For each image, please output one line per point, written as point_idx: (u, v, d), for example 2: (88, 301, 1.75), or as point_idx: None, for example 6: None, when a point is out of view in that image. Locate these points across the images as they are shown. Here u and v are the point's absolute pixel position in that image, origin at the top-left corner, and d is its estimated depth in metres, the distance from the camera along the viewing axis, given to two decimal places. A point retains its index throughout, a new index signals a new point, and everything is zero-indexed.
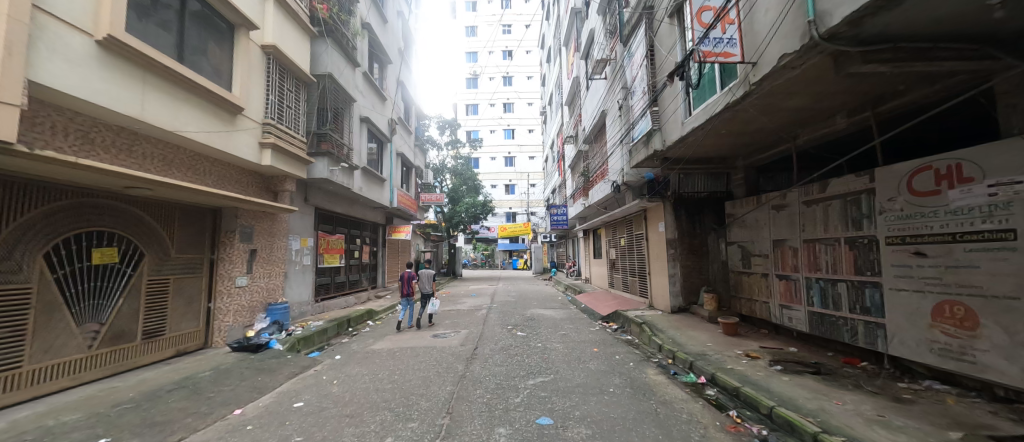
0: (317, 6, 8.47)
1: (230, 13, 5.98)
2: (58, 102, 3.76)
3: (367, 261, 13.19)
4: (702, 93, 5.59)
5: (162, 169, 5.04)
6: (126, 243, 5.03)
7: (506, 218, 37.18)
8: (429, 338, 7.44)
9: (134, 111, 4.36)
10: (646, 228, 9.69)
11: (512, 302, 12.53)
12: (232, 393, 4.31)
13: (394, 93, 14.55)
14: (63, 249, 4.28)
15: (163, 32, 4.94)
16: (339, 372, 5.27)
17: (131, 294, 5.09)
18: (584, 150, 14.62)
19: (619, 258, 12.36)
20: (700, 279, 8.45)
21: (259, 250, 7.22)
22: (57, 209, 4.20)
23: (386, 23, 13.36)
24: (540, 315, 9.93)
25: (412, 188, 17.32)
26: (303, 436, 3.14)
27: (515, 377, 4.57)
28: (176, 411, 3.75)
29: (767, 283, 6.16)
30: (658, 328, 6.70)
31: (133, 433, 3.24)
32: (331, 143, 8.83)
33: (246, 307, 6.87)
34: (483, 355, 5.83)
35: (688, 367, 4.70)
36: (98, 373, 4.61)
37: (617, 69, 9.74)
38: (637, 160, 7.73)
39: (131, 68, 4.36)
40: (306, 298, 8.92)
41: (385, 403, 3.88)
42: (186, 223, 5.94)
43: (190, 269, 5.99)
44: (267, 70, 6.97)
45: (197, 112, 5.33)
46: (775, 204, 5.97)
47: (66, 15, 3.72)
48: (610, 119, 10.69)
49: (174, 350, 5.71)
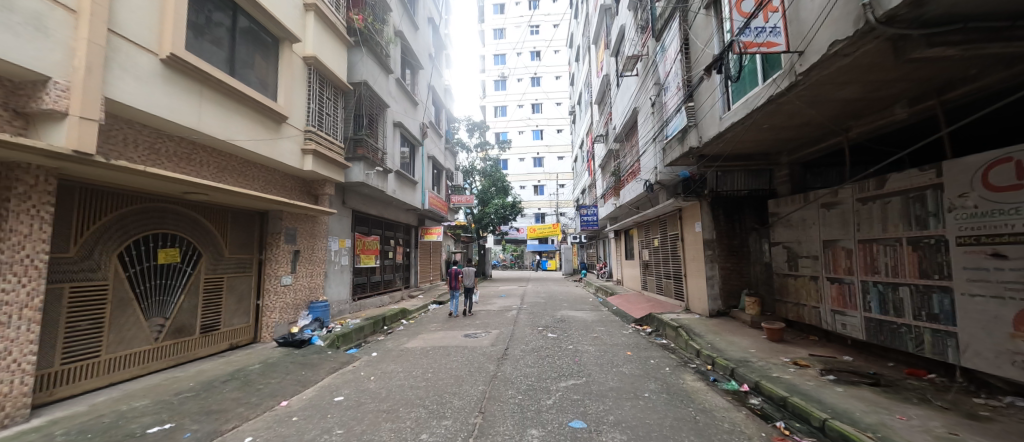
0: (353, 17, 8.86)
1: (275, 28, 6.37)
2: (129, 116, 4.16)
3: (401, 261, 13.58)
4: (743, 86, 5.33)
5: (216, 175, 5.44)
6: (187, 244, 5.46)
7: (536, 218, 37.18)
8: (460, 337, 7.55)
9: (192, 123, 4.74)
10: (682, 228, 9.36)
11: (542, 304, 12.49)
12: (279, 385, 4.59)
13: (425, 98, 14.93)
14: (134, 249, 4.71)
15: (215, 48, 5.33)
16: (375, 369, 5.46)
17: (191, 291, 5.52)
18: (615, 149, 14.36)
19: (652, 259, 11.99)
20: (741, 281, 8.05)
21: (303, 251, 7.64)
22: (129, 213, 4.62)
23: (417, 30, 13.72)
24: (571, 317, 9.83)
25: (442, 189, 17.65)
26: (344, 429, 3.28)
27: (546, 379, 4.54)
28: (230, 400, 4.02)
29: (817, 287, 5.78)
30: (696, 332, 6.43)
31: (193, 419, 3.51)
32: (367, 148, 9.19)
33: (291, 304, 7.28)
34: (514, 355, 5.85)
35: (730, 374, 4.48)
36: (162, 364, 5.03)
37: (649, 66, 9.50)
38: (672, 158, 7.50)
39: (191, 83, 4.75)
40: (344, 297, 9.33)
41: (420, 400, 3.98)
42: (237, 225, 6.37)
43: (241, 268, 6.43)
44: (308, 80, 7.35)
45: (246, 121, 5.71)
46: (824, 201, 5.57)
47: (136, 37, 4.12)
48: (642, 117, 10.43)
49: (227, 343, 6.14)
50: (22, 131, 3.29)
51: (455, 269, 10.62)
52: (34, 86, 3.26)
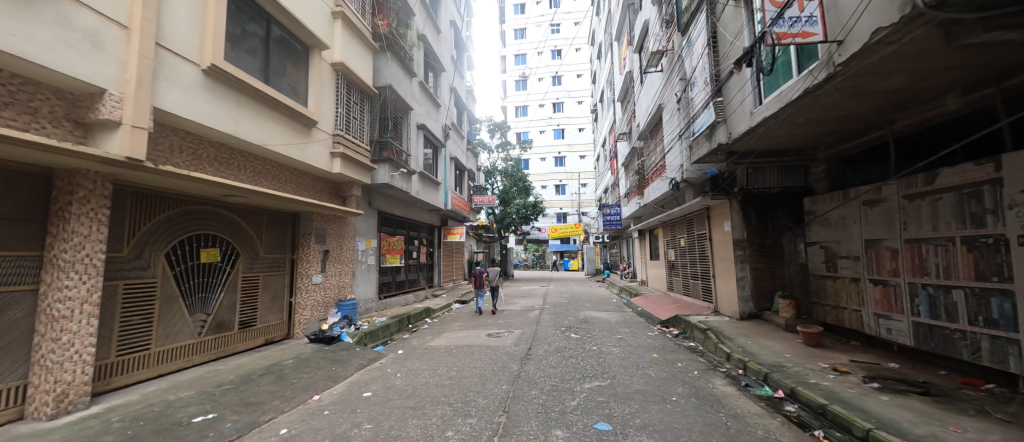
0: (378, 23, 9.10)
1: (306, 36, 6.62)
2: (175, 124, 4.43)
3: (424, 261, 13.82)
4: (777, 79, 5.10)
5: (252, 178, 5.71)
6: (226, 244, 5.76)
7: (557, 218, 36.93)
8: (483, 336, 7.62)
9: (230, 129, 5.00)
10: (710, 227, 9.06)
11: (564, 304, 12.39)
12: (311, 380, 4.77)
13: (448, 99, 15.14)
14: (179, 249, 5.01)
15: (250, 58, 5.60)
16: (401, 366, 5.59)
17: (229, 289, 5.82)
18: (639, 147, 14.07)
19: (678, 259, 11.67)
20: (774, 283, 7.71)
21: (332, 250, 7.91)
22: (175, 215, 4.92)
23: (439, 33, 13.91)
24: (594, 317, 9.71)
25: (464, 190, 17.83)
26: (372, 424, 3.38)
27: (570, 380, 4.51)
28: (266, 393, 4.21)
29: (858, 289, 5.46)
30: (726, 335, 6.21)
31: (233, 410, 3.70)
32: (392, 151, 9.41)
33: (321, 302, 7.55)
34: (537, 356, 5.84)
35: (763, 379, 4.31)
36: (205, 357, 5.34)
37: (675, 61, 9.28)
38: (699, 155, 7.28)
39: (229, 92, 5.02)
40: (371, 296, 9.59)
41: (445, 398, 4.04)
42: (271, 226, 6.66)
43: (275, 267, 6.73)
44: (336, 85, 7.60)
45: (279, 126, 5.96)
46: (866, 199, 5.26)
47: (181, 49, 4.39)
48: (667, 114, 10.16)
49: (263, 339, 6.44)
50: (82, 140, 3.56)
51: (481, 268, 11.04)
52: (93, 98, 3.54)
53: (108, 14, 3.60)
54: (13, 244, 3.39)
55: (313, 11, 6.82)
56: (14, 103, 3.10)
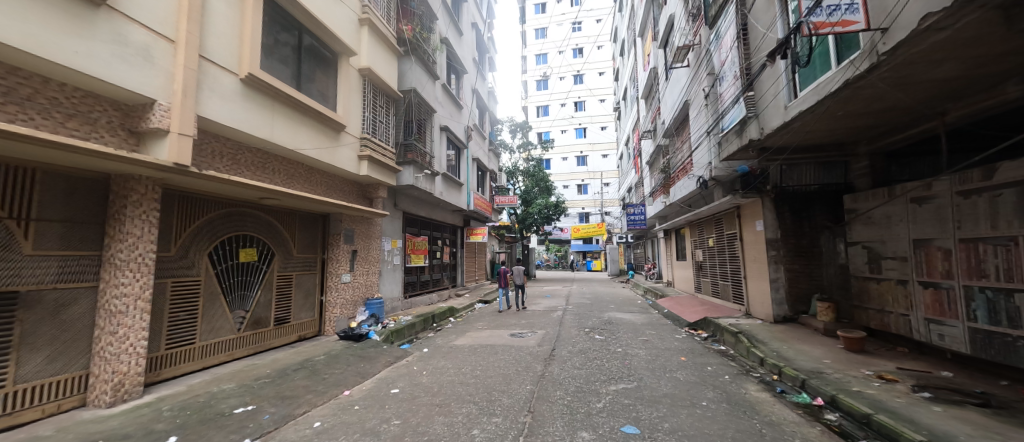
0: (403, 28, 9.31)
1: (335, 44, 6.86)
2: (216, 131, 4.69)
3: (448, 261, 14.02)
4: (814, 71, 4.85)
5: (286, 181, 5.97)
6: (262, 244, 6.05)
7: (580, 218, 36.53)
8: (507, 336, 7.65)
9: (266, 134, 5.25)
10: (740, 227, 8.74)
11: (588, 305, 12.26)
12: (341, 376, 4.94)
13: (470, 101, 15.30)
14: (220, 249, 5.30)
15: (283, 66, 5.86)
16: (427, 364, 5.70)
17: (266, 287, 6.10)
18: (664, 144, 13.75)
19: (707, 260, 11.31)
20: (811, 285, 7.35)
21: (360, 251, 8.14)
22: (217, 217, 5.21)
23: (461, 35, 14.06)
24: (619, 319, 9.56)
25: (486, 191, 17.95)
26: (400, 420, 3.46)
27: (595, 382, 4.46)
28: (300, 387, 4.40)
29: (906, 292, 5.13)
30: (759, 339, 5.97)
31: (271, 403, 3.89)
32: (416, 153, 9.62)
33: (350, 301, 7.80)
34: (561, 356, 5.80)
35: (800, 385, 4.11)
36: (243, 352, 5.62)
37: (702, 56, 9.01)
38: (729, 152, 7.03)
39: (265, 99, 5.27)
40: (397, 295, 9.82)
41: (471, 396, 4.09)
42: (303, 227, 6.93)
43: (307, 267, 6.99)
44: (363, 91, 7.83)
45: (311, 131, 6.20)
46: (915, 196, 4.93)
47: (222, 60, 4.65)
48: (694, 110, 9.88)
49: (296, 335, 6.71)
50: (134, 147, 3.83)
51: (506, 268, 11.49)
52: (144, 108, 3.80)
53: (157, 28, 3.85)
54: (75, 244, 3.69)
55: (341, 19, 7.06)
56: (76, 114, 3.37)
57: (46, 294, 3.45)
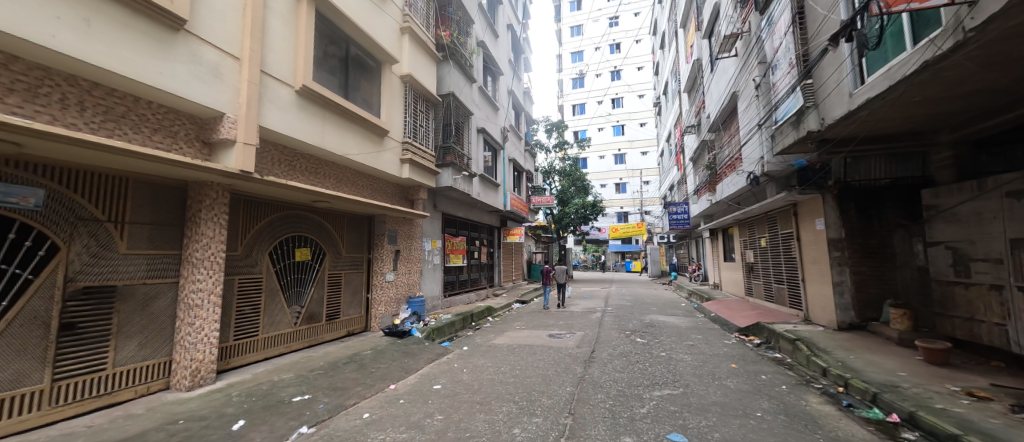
0: (441, 34, 9.57)
1: (378, 54, 7.18)
2: (274, 140, 5.07)
3: (485, 260, 14.19)
4: (887, 53, 4.37)
5: (335, 185, 6.33)
6: (315, 244, 6.45)
7: (619, 218, 35.59)
8: (545, 337, 7.60)
9: (317, 141, 5.60)
10: (797, 226, 8.11)
11: (628, 307, 11.92)
12: (387, 370, 5.17)
13: (506, 102, 15.39)
14: (279, 248, 5.73)
15: (332, 77, 6.23)
16: (467, 362, 5.81)
17: (318, 284, 6.50)
18: (710, 139, 13.07)
19: (758, 261, 10.61)
20: (881, 289, 6.67)
21: (403, 251, 8.45)
22: (276, 219, 5.64)
23: (497, 38, 14.21)
24: (661, 322, 9.20)
25: (523, 191, 17.98)
26: (443, 415, 3.55)
27: (638, 386, 4.32)
28: (350, 380, 4.65)
29: (1001, 299, 4.51)
30: (820, 347, 5.50)
31: (325, 393, 4.14)
32: (455, 155, 9.85)
33: (394, 298, 8.12)
34: (601, 359, 5.69)
35: (871, 399, 3.74)
36: (299, 344, 6.04)
37: (752, 44, 8.47)
38: (784, 145, 6.55)
39: (317, 108, 5.63)
40: (437, 293, 10.09)
41: (510, 395, 4.12)
42: (351, 228, 7.31)
43: (355, 265, 7.37)
44: (405, 97, 8.14)
45: (357, 137, 6.53)
46: (1013, 189, 4.33)
47: (279, 74, 5.02)
48: (743, 102, 9.30)
49: (345, 330, 7.09)
50: (207, 157, 4.23)
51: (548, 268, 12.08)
52: (215, 121, 4.20)
53: (225, 48, 4.24)
54: (160, 244, 4.14)
55: (384, 30, 7.38)
56: (159, 129, 3.79)
57: (137, 289, 3.91)
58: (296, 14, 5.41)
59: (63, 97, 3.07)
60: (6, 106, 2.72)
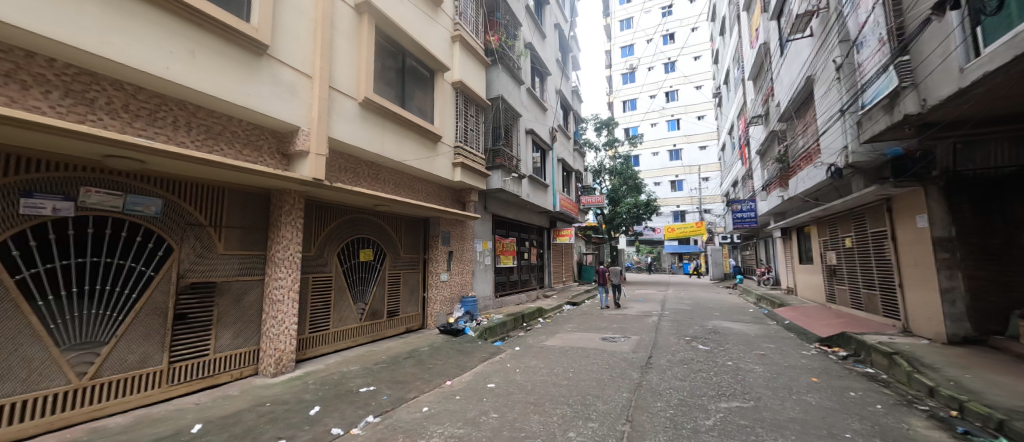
0: (490, 39, 9.77)
1: (432, 63, 7.50)
2: (340, 149, 5.49)
3: (535, 262, 14.19)
4: (1009, 19, 3.66)
5: (393, 189, 6.71)
6: (377, 246, 6.89)
7: (675, 218, 33.74)
8: (598, 340, 7.41)
9: (378, 149, 5.97)
10: (892, 223, 7.11)
11: (687, 311, 11.23)
12: (444, 367, 5.36)
13: (554, 102, 15.28)
14: (345, 249, 6.20)
15: (390, 87, 6.61)
16: (519, 362, 5.85)
17: (380, 283, 6.92)
18: (780, 129, 11.93)
19: (843, 264, 9.45)
20: (1006, 298, 5.63)
21: (456, 252, 8.72)
22: (342, 223, 6.11)
23: (544, 38, 14.19)
24: (726, 328, 8.55)
25: (572, 191, 17.73)
26: (498, 414, 3.60)
27: (701, 397, 4.05)
28: (410, 374, 4.89)
29: None
30: (925, 363, 4.77)
31: (388, 386, 4.40)
32: (504, 157, 9.97)
33: (448, 298, 8.39)
34: (659, 365, 5.42)
35: (996, 428, 3.16)
36: (364, 339, 6.48)
37: (832, 21, 7.60)
38: (874, 132, 5.78)
39: (377, 118, 6.01)
40: (488, 294, 10.27)
41: (564, 398, 4.08)
42: (408, 229, 7.70)
43: (412, 265, 7.75)
44: (457, 102, 8.40)
45: (413, 144, 6.87)
46: None
47: (345, 88, 5.43)
48: (821, 87, 8.37)
49: (404, 327, 7.47)
50: (286, 167, 4.70)
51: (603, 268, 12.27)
52: (292, 134, 4.65)
53: (300, 68, 4.68)
54: (250, 245, 4.63)
55: (436, 39, 7.69)
56: (248, 144, 4.28)
57: (232, 285, 4.44)
58: (358, 32, 5.81)
59: (175, 120, 3.58)
60: (134, 130, 3.27)
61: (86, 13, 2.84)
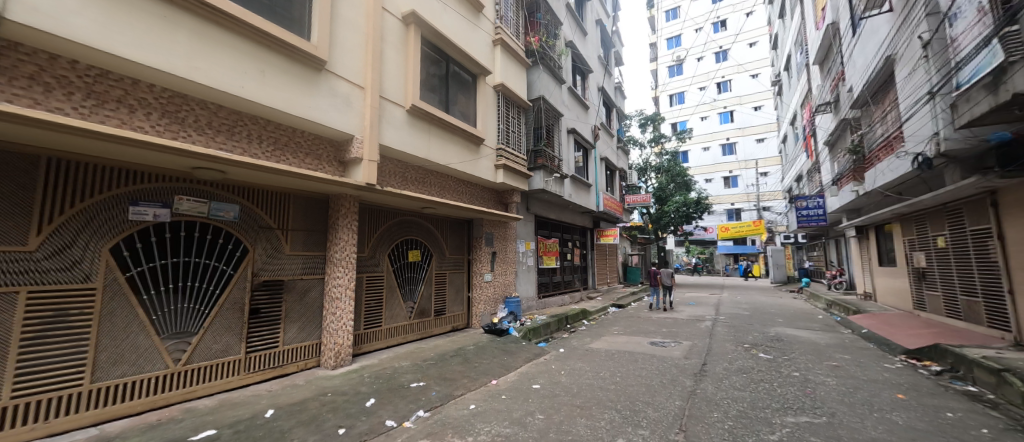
0: (531, 40, 9.80)
1: (474, 68, 7.66)
2: (390, 155, 5.77)
3: (578, 263, 13.97)
4: None
5: (439, 192, 6.92)
6: (424, 247, 7.15)
7: (729, 216, 31.61)
8: (646, 344, 7.11)
9: (424, 153, 6.19)
10: (999, 220, 6.13)
11: (745, 317, 10.46)
12: (489, 366, 5.44)
13: (596, 99, 14.97)
14: (395, 250, 6.50)
15: (435, 94, 6.84)
16: (564, 364, 5.78)
17: (427, 283, 7.16)
18: (854, 117, 10.77)
19: (935, 266, 8.31)
20: None
21: (499, 252, 8.81)
22: (392, 225, 6.41)
23: (586, 35, 13.97)
24: (791, 336, 7.85)
25: (616, 190, 17.25)
26: (544, 415, 3.59)
27: (764, 409, 3.76)
28: (457, 372, 5.02)
29: None
30: None
31: (437, 382, 4.54)
32: (546, 158, 9.92)
33: (492, 298, 8.49)
34: (715, 373, 5.11)
35: None
36: (413, 336, 6.75)
37: None
38: (975, 114, 5.01)
39: (424, 124, 6.24)
40: (531, 295, 10.26)
41: (612, 402, 3.97)
42: (453, 231, 7.90)
43: (457, 266, 7.95)
44: (499, 105, 8.50)
45: (457, 148, 7.05)
46: None
47: (394, 97, 5.70)
48: (904, 67, 7.45)
49: (450, 326, 7.68)
50: (342, 174, 5.02)
51: (653, 269, 12.00)
52: (347, 142, 4.97)
53: (354, 80, 4.99)
54: (312, 247, 5.01)
55: (478, 44, 7.85)
56: (310, 153, 4.64)
57: (297, 283, 4.83)
58: (406, 42, 6.07)
59: (248, 134, 3.97)
60: (216, 144, 3.67)
61: (178, 43, 3.24)
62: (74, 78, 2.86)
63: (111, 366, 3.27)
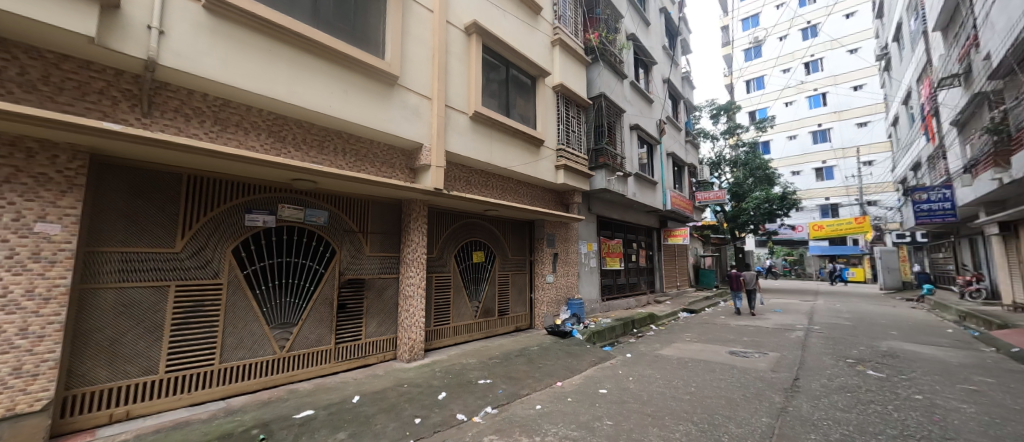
0: (590, 37, 9.61)
1: (533, 70, 7.72)
2: (455, 160, 6.05)
3: (644, 264, 13.32)
4: None
5: (501, 194, 7.08)
6: (487, 248, 7.36)
7: (822, 213, 27.88)
8: (724, 354, 6.55)
9: (487, 157, 6.38)
10: None
11: (846, 327, 9.12)
12: (554, 367, 5.43)
13: (662, 92, 14.19)
14: (461, 251, 6.79)
15: (496, 98, 7.01)
16: (632, 370, 5.55)
17: (491, 283, 7.36)
18: (994, 89, 8.90)
19: None
20: None
21: (561, 253, 8.74)
22: (458, 227, 6.70)
23: (649, 26, 13.33)
24: (909, 352, 6.68)
25: (685, 187, 16.16)
26: (613, 421, 3.49)
27: (877, 435, 3.25)
28: (523, 371, 5.09)
29: None
30: None
31: (503, 381, 4.64)
32: (608, 156, 9.64)
33: (554, 299, 8.45)
34: (810, 390, 4.53)
35: None
36: (479, 334, 6.98)
37: None
38: None
39: (486, 128, 6.44)
40: (594, 297, 10.02)
41: (687, 414, 3.73)
42: (515, 232, 8.02)
43: (519, 267, 8.06)
44: (558, 106, 8.46)
45: (519, 151, 7.15)
46: None
47: (458, 104, 5.97)
48: None
49: (513, 326, 7.80)
50: (413, 180, 5.38)
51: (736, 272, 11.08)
52: (417, 151, 5.31)
53: (422, 92, 5.32)
54: (388, 248, 5.42)
55: (537, 46, 7.90)
56: (385, 162, 5.05)
57: (376, 281, 5.27)
58: (469, 52, 6.32)
59: (335, 147, 4.45)
60: (310, 158, 4.17)
61: (280, 72, 3.75)
62: (204, 108, 3.43)
63: (234, 349, 3.87)
